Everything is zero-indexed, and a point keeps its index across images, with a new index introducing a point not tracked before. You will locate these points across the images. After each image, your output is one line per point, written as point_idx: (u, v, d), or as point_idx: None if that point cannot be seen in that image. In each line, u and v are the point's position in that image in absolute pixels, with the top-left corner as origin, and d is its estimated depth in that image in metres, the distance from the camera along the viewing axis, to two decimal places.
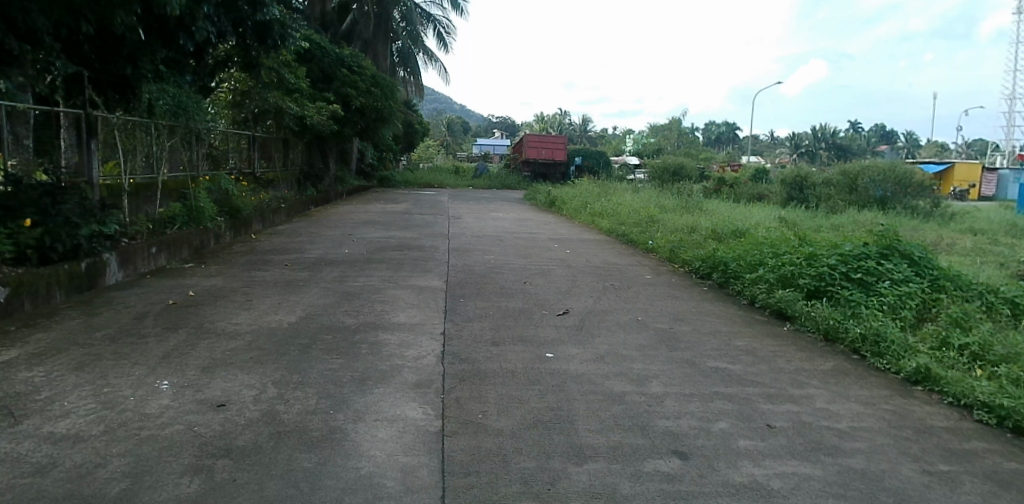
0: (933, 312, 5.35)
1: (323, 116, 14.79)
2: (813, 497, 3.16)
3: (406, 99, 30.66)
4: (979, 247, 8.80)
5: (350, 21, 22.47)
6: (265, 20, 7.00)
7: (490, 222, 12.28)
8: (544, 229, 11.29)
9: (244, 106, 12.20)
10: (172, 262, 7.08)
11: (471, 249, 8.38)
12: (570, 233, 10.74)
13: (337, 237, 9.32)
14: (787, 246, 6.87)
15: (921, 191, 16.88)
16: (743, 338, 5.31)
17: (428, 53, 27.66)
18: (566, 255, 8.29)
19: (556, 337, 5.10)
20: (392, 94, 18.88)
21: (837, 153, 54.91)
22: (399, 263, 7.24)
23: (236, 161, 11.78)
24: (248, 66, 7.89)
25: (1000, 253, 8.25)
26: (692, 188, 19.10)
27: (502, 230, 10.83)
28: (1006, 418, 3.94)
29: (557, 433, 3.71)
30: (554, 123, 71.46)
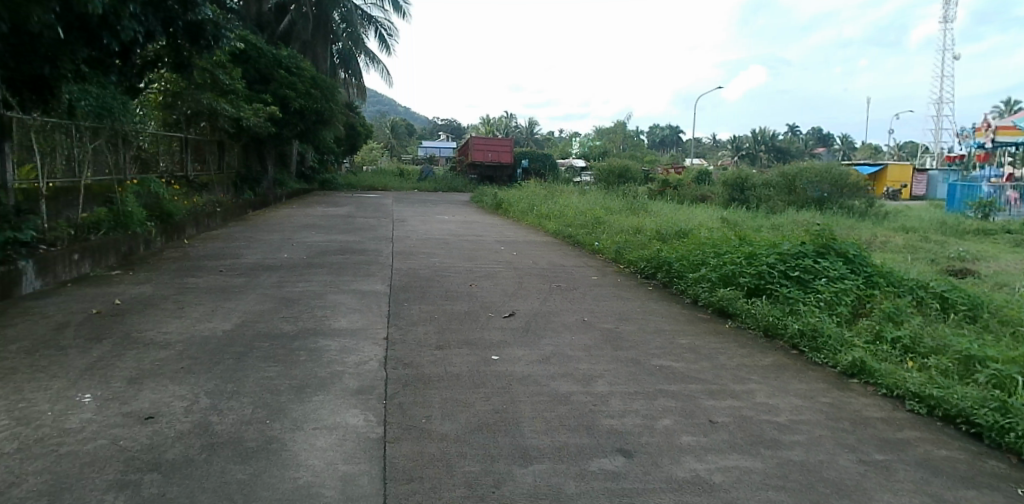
0: (867, 307, 5.54)
1: (259, 118, 14.43)
2: (755, 490, 3.22)
3: (349, 101, 30.28)
4: (912, 245, 9.20)
5: (287, 22, 22.38)
6: (197, 20, 6.92)
7: (435, 225, 12.21)
8: (489, 232, 11.27)
9: (176, 107, 11.82)
10: (97, 269, 6.80)
11: (415, 252, 8.29)
12: (515, 235, 10.74)
13: (276, 242, 9.10)
14: (728, 245, 7.02)
15: (856, 191, 17.55)
16: (686, 336, 5.39)
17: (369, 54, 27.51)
18: (512, 257, 8.29)
19: (501, 339, 5.08)
20: (334, 95, 18.67)
21: (777, 155, 56.72)
22: (341, 267, 7.12)
23: (168, 163, 11.39)
24: (179, 68, 7.65)
25: (929, 250, 8.60)
26: (637, 189, 19.42)
27: (448, 233, 10.76)
28: (936, 407, 4.17)
29: (503, 435, 3.68)
30: (501, 128, 71.57)
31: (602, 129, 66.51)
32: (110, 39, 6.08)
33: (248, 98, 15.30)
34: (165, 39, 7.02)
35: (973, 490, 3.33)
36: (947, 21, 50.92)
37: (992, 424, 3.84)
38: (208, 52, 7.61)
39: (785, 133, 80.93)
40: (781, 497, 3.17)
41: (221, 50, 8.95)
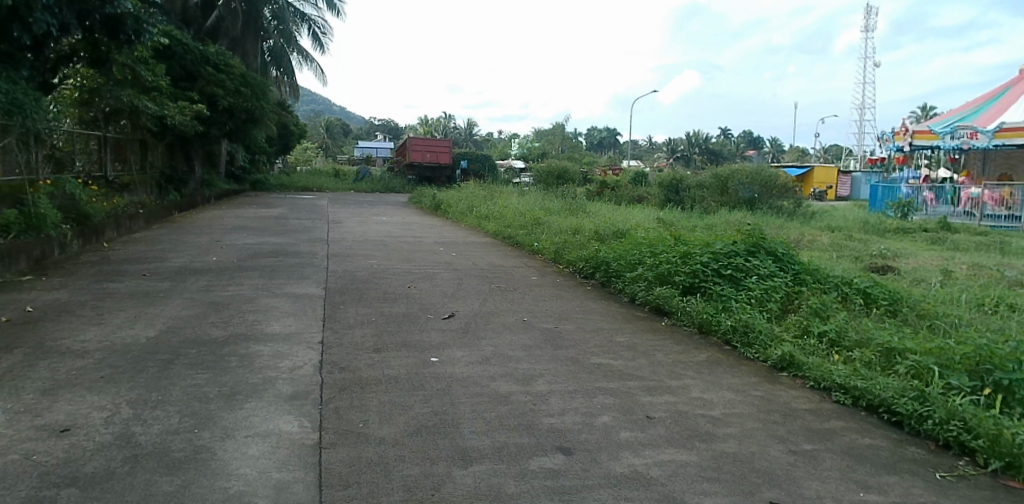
0: (796, 303, 5.76)
1: (185, 116, 14.24)
2: (690, 482, 3.31)
3: (282, 100, 29.71)
4: (837, 243, 9.63)
5: (215, 18, 21.70)
6: (115, 14, 6.66)
7: (373, 226, 12.04)
8: (428, 233, 11.18)
9: (94, 105, 10.89)
10: (6, 275, 6.41)
11: (352, 254, 8.16)
12: (455, 237, 10.70)
13: (204, 244, 8.78)
14: (664, 245, 7.18)
15: (784, 192, 18.27)
16: (624, 334, 5.49)
17: (302, 52, 27.32)
18: (452, 258, 8.25)
19: (441, 340, 5.05)
20: (264, 94, 18.32)
21: (710, 157, 58.56)
22: (274, 270, 6.93)
23: (84, 162, 10.93)
24: (96, 62, 7.43)
25: (853, 248, 9.03)
26: (576, 190, 19.73)
27: (386, 234, 10.66)
28: (860, 398, 4.39)
29: (442, 437, 3.66)
30: (441, 129, 71.21)
31: (541, 131, 67.08)
32: (21, 31, 5.83)
33: (172, 96, 14.90)
34: (80, 33, 6.77)
35: (895, 475, 3.52)
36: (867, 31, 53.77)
37: (911, 412, 4.07)
38: (129, 47, 7.38)
39: (721, 136, 83.63)
40: (716, 488, 3.26)
41: (142, 45, 8.66)
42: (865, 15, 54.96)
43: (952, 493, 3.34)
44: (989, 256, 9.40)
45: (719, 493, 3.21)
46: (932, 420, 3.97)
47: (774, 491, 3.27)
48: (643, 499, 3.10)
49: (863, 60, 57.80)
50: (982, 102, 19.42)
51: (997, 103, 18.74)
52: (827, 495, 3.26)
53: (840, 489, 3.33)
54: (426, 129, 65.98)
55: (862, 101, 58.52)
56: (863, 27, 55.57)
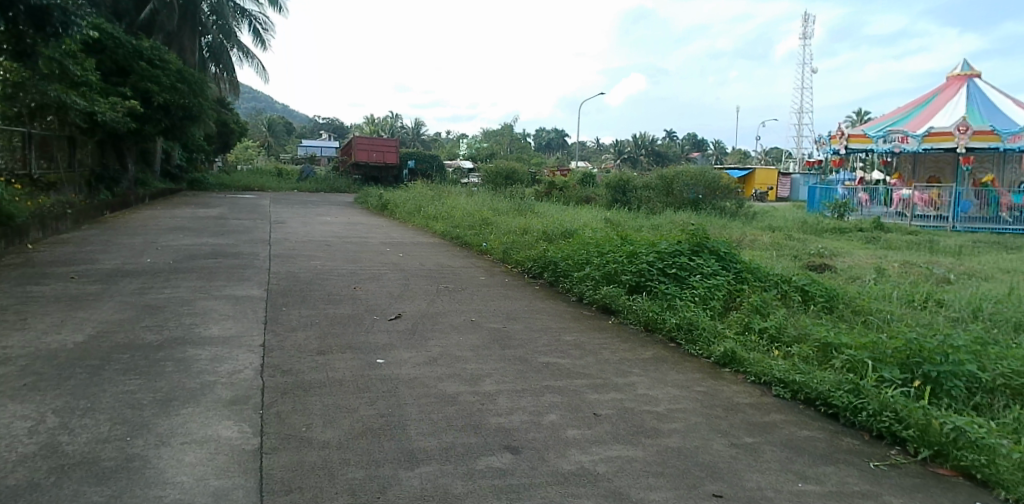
0: (737, 301, 5.92)
1: (118, 112, 13.84)
2: (636, 478, 3.36)
3: (221, 97, 29.04)
4: (776, 242, 9.95)
5: (149, 11, 20.93)
6: (40, 5, 6.52)
7: (318, 227, 11.83)
8: (374, 233, 11.06)
9: (18, 99, 10.42)
10: None
11: (296, 255, 8.01)
12: (403, 237, 10.60)
13: (137, 246, 8.46)
14: (612, 244, 7.29)
15: (727, 193, 18.80)
16: (572, 333, 5.55)
17: (242, 49, 26.85)
18: (398, 259, 8.19)
19: (387, 342, 5.00)
20: (203, 91, 17.93)
21: (656, 158, 59.76)
22: (213, 271, 6.74)
23: (6, 160, 10.41)
24: (20, 55, 7.17)
25: (791, 247, 9.34)
26: (525, 191, 19.85)
27: (331, 234, 10.52)
28: (798, 391, 4.55)
29: (387, 438, 3.62)
30: (389, 129, 70.46)
31: (491, 131, 67.14)
32: None
33: (103, 92, 14.41)
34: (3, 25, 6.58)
35: (831, 466, 3.65)
36: (805, 38, 55.74)
37: (846, 405, 4.24)
38: (56, 40, 7.16)
39: (669, 139, 85.43)
40: (661, 483, 3.33)
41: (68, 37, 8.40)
42: (804, 23, 57.04)
43: (884, 481, 3.49)
44: (920, 254, 9.85)
45: (664, 487, 3.28)
46: (866, 411, 4.14)
47: (717, 483, 3.35)
48: (589, 495, 3.14)
49: (801, 66, 60.02)
50: (913, 108, 20.37)
51: (926, 109, 19.72)
52: (767, 487, 3.36)
53: (779, 480, 3.44)
54: (373, 129, 65.15)
55: (800, 106, 60.82)
56: (801, 34, 57.65)
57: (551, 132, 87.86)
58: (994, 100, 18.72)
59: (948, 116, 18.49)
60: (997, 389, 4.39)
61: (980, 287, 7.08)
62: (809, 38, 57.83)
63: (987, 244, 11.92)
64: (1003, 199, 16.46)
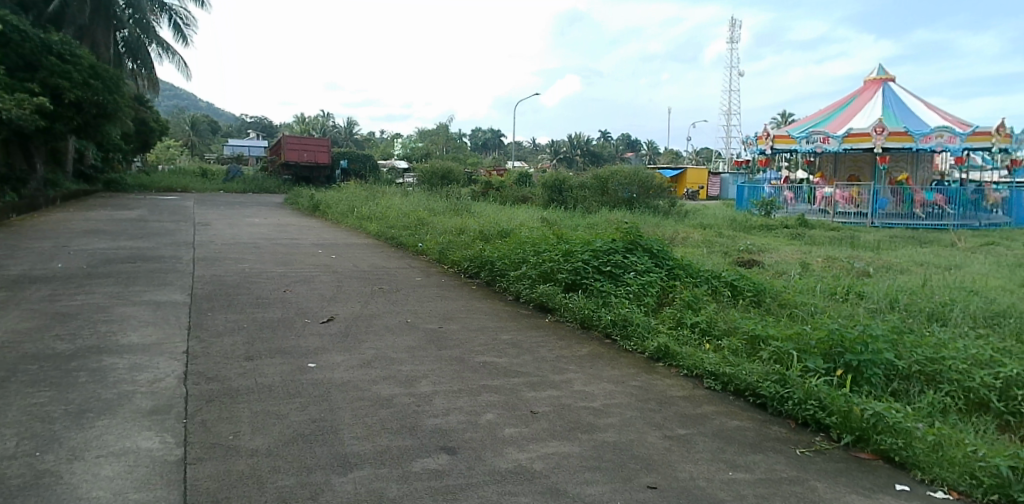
0: (670, 297, 6.08)
1: (25, 110, 13.13)
2: (572, 473, 3.40)
3: (139, 94, 27.89)
4: (707, 239, 10.29)
5: (58, 3, 20.36)
6: None
7: (246, 229, 11.50)
8: (306, 235, 10.85)
9: None
10: None
11: (223, 258, 7.77)
12: (336, 238, 10.42)
13: (47, 250, 8.00)
14: (548, 243, 7.36)
15: (660, 192, 19.29)
16: (509, 332, 5.57)
17: (162, 44, 26.08)
18: (331, 260, 8.06)
19: (319, 345, 4.90)
20: (117, 87, 17.28)
21: (591, 158, 60.77)
22: (131, 276, 6.46)
23: None
24: None
25: (722, 244, 9.65)
26: (461, 190, 19.80)
27: (260, 236, 10.24)
28: (728, 383, 4.71)
29: (319, 444, 3.54)
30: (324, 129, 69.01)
31: (427, 132, 66.69)
32: None
33: (8, 88, 13.63)
34: None
35: (760, 454, 3.79)
36: (731, 42, 57.70)
37: (773, 394, 4.41)
38: None
39: (606, 140, 87.05)
40: (597, 477, 3.38)
41: None
42: (730, 27, 59.11)
43: (810, 466, 3.65)
44: (843, 249, 10.35)
45: (600, 481, 3.33)
46: (792, 400, 4.32)
47: (652, 475, 3.43)
48: (527, 493, 3.16)
49: (729, 69, 62.41)
50: (834, 109, 21.37)
51: (845, 110, 20.73)
52: (700, 476, 3.46)
53: (711, 469, 3.56)
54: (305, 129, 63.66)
55: (729, 108, 63.26)
56: (728, 38, 59.76)
57: (489, 132, 88.05)
58: (906, 103, 19.93)
59: (865, 117, 19.51)
60: (912, 375, 4.64)
61: (896, 279, 7.50)
62: (736, 42, 60.13)
63: (902, 238, 12.67)
64: (917, 195, 17.48)
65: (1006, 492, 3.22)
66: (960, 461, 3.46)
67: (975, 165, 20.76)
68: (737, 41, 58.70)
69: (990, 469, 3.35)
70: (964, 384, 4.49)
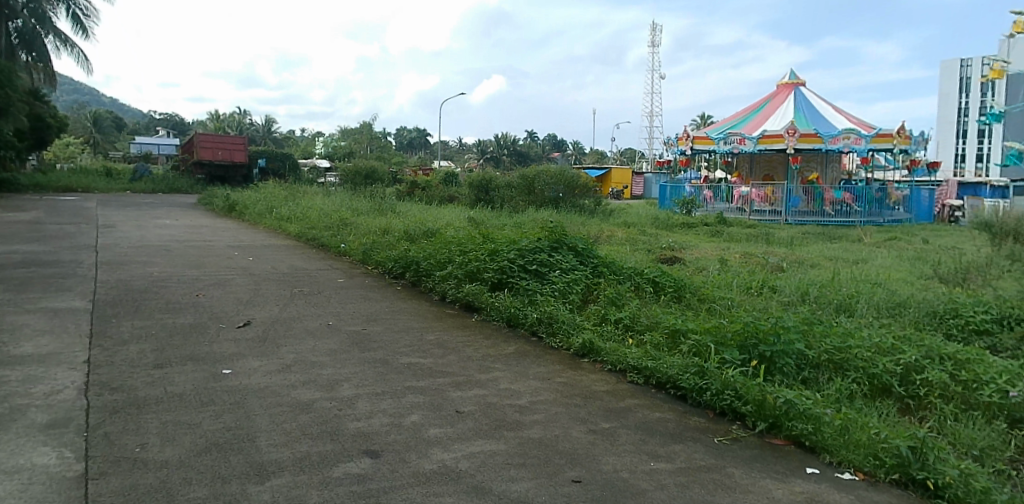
0: (594, 294, 6.22)
1: None
2: (497, 471, 3.43)
3: (36, 89, 26.09)
4: (628, 237, 10.55)
5: None
6: None
7: (154, 231, 10.97)
8: (220, 236, 10.45)
9: None
10: None
11: (129, 262, 7.40)
12: (252, 240, 10.10)
13: None
14: (474, 242, 7.38)
15: (586, 191, 19.64)
16: (435, 332, 5.56)
17: (61, 36, 24.57)
18: (248, 262, 7.81)
19: (235, 351, 4.75)
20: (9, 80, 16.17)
21: (518, 158, 61.19)
22: (25, 283, 6.05)
23: None
24: None
25: (645, 242, 9.93)
26: (385, 190, 19.51)
27: (171, 239, 9.80)
28: (650, 376, 4.87)
29: (235, 453, 3.42)
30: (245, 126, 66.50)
31: (352, 130, 65.36)
32: None
33: None
34: None
35: (680, 444, 3.93)
36: (652, 47, 59.33)
37: (693, 386, 4.58)
38: None
39: (536, 139, 87.90)
40: (522, 473, 3.42)
41: None
42: (652, 31, 60.87)
43: (727, 454, 3.81)
44: (756, 245, 10.84)
45: (525, 477, 3.37)
46: (710, 391, 4.50)
47: (576, 470, 3.50)
48: (451, 493, 3.15)
49: (652, 72, 64.21)
50: (750, 111, 22.33)
51: (761, 113, 21.72)
52: (623, 468, 3.56)
53: (633, 461, 3.66)
54: (222, 127, 61.05)
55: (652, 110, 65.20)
56: (650, 41, 61.41)
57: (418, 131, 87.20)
58: (816, 106, 21.03)
59: (779, 119, 20.49)
60: (821, 364, 4.92)
61: (806, 274, 7.93)
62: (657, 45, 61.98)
63: (814, 234, 13.39)
64: (827, 194, 18.56)
65: (906, 471, 3.47)
66: (864, 443, 3.70)
67: (879, 165, 22.20)
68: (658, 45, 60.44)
69: (891, 449, 3.59)
70: (868, 370, 4.79)
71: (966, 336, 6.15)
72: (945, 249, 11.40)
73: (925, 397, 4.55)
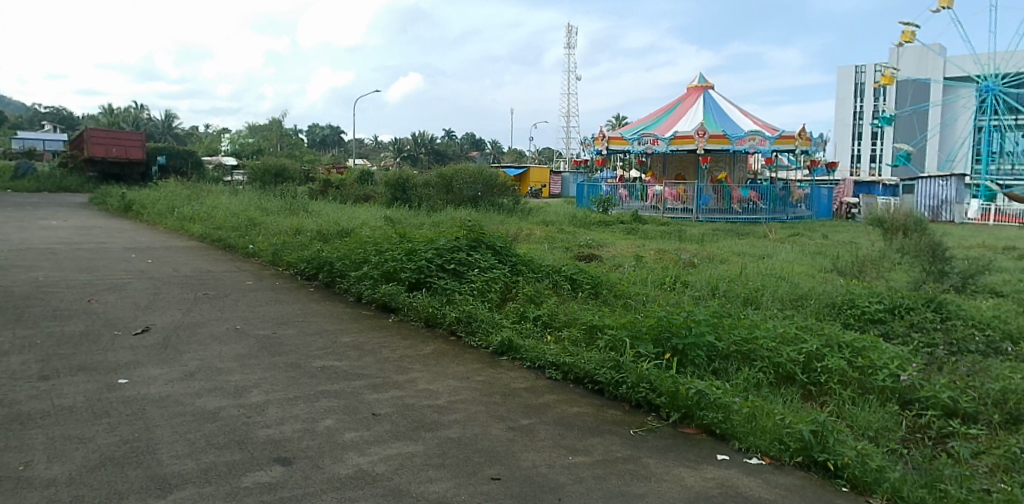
0: (513, 292, 6.30)
1: None
2: (415, 473, 3.40)
3: None
4: (546, 235, 10.74)
5: None
6: None
7: (38, 232, 10.18)
8: (115, 238, 9.84)
9: None
10: None
11: (9, 267, 6.83)
12: (151, 241, 9.57)
13: None
14: (390, 242, 7.29)
15: (505, 190, 19.72)
16: (349, 334, 5.45)
17: None
18: (147, 266, 7.38)
19: (132, 359, 4.48)
20: None
21: (435, 157, 60.76)
22: None
23: None
24: None
25: (563, 240, 10.11)
26: (297, 189, 18.88)
27: (58, 241, 9.12)
28: (568, 371, 4.97)
29: (134, 466, 3.22)
30: (147, 121, 62.62)
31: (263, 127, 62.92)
32: None
33: None
34: None
35: (597, 437, 4.04)
36: (570, 49, 60.27)
37: (609, 380, 4.71)
38: None
39: (458, 138, 87.62)
40: (441, 474, 3.41)
41: None
42: (568, 32, 61.54)
43: (643, 445, 3.95)
44: (669, 242, 11.29)
45: (444, 477, 3.37)
46: (626, 384, 4.64)
47: (495, 467, 3.53)
48: (367, 497, 3.10)
49: None
50: (663, 113, 23.13)
51: (674, 114, 22.54)
52: (541, 464, 3.62)
53: (552, 455, 3.73)
54: (119, 121, 57.25)
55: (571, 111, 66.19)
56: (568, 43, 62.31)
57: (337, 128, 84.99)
58: (723, 109, 22.05)
59: (689, 121, 21.36)
60: (730, 355, 5.16)
61: (716, 269, 8.31)
62: None
63: (722, 231, 14.06)
64: (734, 192, 19.48)
65: (808, 454, 3.70)
66: (770, 429, 3.92)
67: (783, 165, 23.53)
68: (575, 47, 61.51)
69: (795, 434, 3.82)
70: (774, 359, 5.05)
71: (863, 325, 6.62)
72: (842, 244, 12.23)
73: (826, 384, 4.87)
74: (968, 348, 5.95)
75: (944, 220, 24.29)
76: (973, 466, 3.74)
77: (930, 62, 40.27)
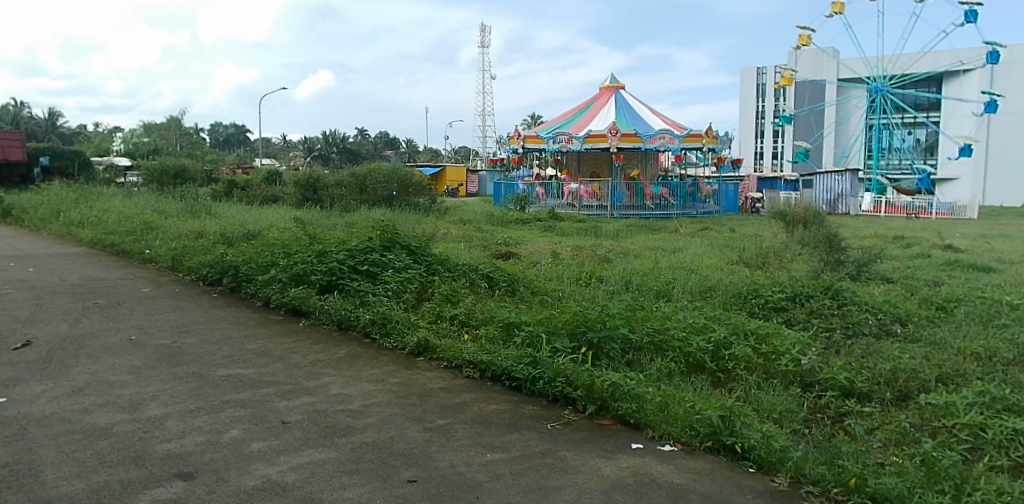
0: (429, 292, 6.29)
1: None
2: (326, 480, 3.35)
3: None
4: (463, 234, 10.77)
5: None
6: None
7: None
8: None
9: None
10: None
11: None
12: (32, 248, 8.90)
13: None
14: (299, 244, 7.12)
15: (420, 189, 19.53)
16: (257, 341, 5.28)
17: None
18: (28, 275, 6.85)
19: (10, 377, 4.17)
20: None
21: (349, 156, 59.39)
22: None
23: None
24: None
25: (480, 239, 10.20)
26: (199, 190, 18.03)
27: None
28: (485, 369, 5.01)
29: (14, 491, 3.01)
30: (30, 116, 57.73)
31: (162, 124, 59.39)
32: None
33: None
34: None
35: (515, 433, 4.10)
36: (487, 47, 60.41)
37: (527, 376, 4.79)
38: None
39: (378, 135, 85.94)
40: (354, 480, 3.37)
41: None
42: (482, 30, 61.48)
43: (559, 438, 4.05)
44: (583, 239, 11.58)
45: (358, 483, 3.33)
46: (543, 379, 4.74)
47: (411, 469, 3.53)
48: None
49: None
50: (578, 112, 23.60)
51: (589, 112, 23.06)
52: (458, 463, 3.64)
53: (469, 454, 3.76)
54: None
55: None
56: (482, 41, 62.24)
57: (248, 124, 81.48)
58: (634, 108, 22.74)
59: (602, 121, 21.90)
60: (644, 346, 5.36)
61: (629, 264, 8.59)
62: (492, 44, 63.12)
63: (636, 227, 14.50)
64: (647, 189, 20.16)
65: (717, 438, 3.89)
66: (682, 416, 4.10)
67: (692, 163, 24.56)
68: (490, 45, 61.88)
69: (705, 420, 4.01)
70: (684, 349, 5.29)
71: (766, 313, 7.03)
72: (747, 237, 12.92)
73: (733, 370, 5.14)
74: (862, 331, 6.46)
75: (841, 213, 26.26)
76: (867, 441, 4.04)
77: (826, 64, 43.20)
